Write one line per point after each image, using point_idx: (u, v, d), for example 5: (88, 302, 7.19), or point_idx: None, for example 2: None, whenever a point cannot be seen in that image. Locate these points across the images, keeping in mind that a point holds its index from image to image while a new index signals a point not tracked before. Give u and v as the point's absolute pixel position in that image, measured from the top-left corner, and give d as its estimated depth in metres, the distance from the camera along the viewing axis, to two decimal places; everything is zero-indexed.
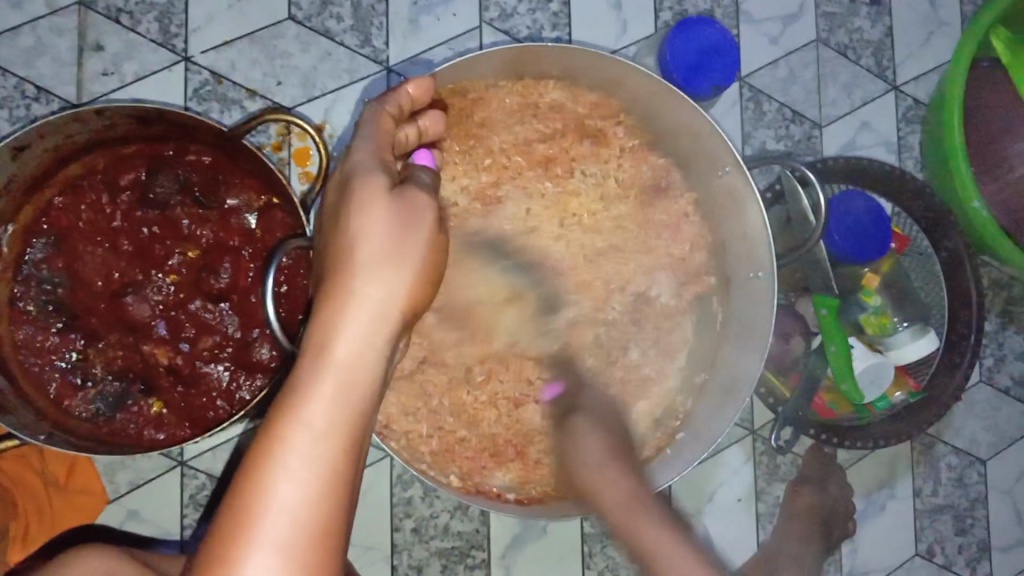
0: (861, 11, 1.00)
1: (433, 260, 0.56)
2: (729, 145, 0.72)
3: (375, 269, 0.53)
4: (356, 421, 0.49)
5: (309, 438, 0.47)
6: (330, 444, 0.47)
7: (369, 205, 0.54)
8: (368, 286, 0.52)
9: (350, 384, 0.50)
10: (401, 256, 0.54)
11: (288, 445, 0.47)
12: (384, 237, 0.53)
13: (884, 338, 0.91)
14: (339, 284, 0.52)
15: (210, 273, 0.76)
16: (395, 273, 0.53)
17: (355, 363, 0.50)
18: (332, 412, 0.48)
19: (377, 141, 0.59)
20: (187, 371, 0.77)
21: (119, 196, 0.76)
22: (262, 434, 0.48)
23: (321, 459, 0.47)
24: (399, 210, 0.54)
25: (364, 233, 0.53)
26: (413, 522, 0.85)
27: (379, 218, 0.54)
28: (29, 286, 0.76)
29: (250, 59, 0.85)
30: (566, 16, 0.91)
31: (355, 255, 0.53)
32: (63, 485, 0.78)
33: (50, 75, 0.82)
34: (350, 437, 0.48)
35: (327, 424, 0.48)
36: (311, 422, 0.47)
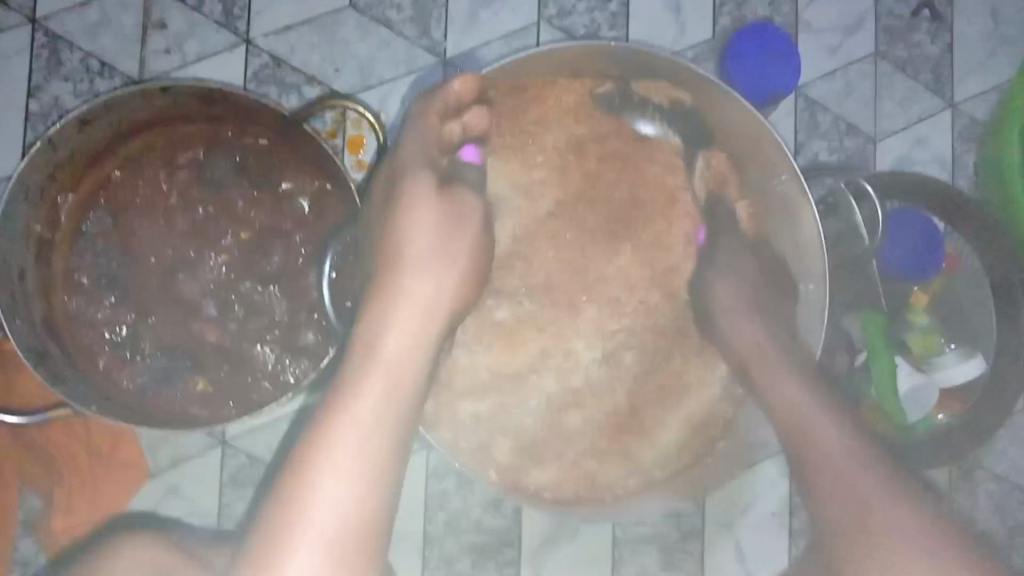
0: (921, 26, 0.99)
1: (467, 268, 0.72)
2: (786, 151, 0.71)
3: (420, 267, 0.69)
4: (399, 393, 0.63)
5: (357, 426, 0.61)
6: (378, 410, 0.62)
7: (418, 216, 0.70)
8: (417, 282, 0.68)
9: (390, 378, 0.63)
10: (439, 266, 0.70)
11: (348, 410, 0.61)
12: (429, 243, 0.70)
13: (930, 359, 0.90)
14: (393, 279, 0.68)
15: (262, 255, 0.77)
16: (438, 273, 0.70)
17: (401, 346, 0.65)
18: (382, 385, 0.63)
19: (423, 145, 0.72)
20: (234, 352, 0.77)
21: (177, 175, 0.77)
22: (318, 423, 0.61)
23: (371, 421, 0.61)
24: (442, 221, 0.71)
25: (413, 238, 0.70)
26: (446, 514, 0.85)
27: (427, 226, 0.70)
28: (84, 258, 0.77)
29: (309, 45, 0.85)
30: (624, 17, 0.91)
31: (405, 256, 0.69)
32: (107, 457, 0.79)
33: (114, 51, 0.83)
34: (394, 405, 0.63)
35: (377, 394, 0.62)
36: (358, 413, 0.61)
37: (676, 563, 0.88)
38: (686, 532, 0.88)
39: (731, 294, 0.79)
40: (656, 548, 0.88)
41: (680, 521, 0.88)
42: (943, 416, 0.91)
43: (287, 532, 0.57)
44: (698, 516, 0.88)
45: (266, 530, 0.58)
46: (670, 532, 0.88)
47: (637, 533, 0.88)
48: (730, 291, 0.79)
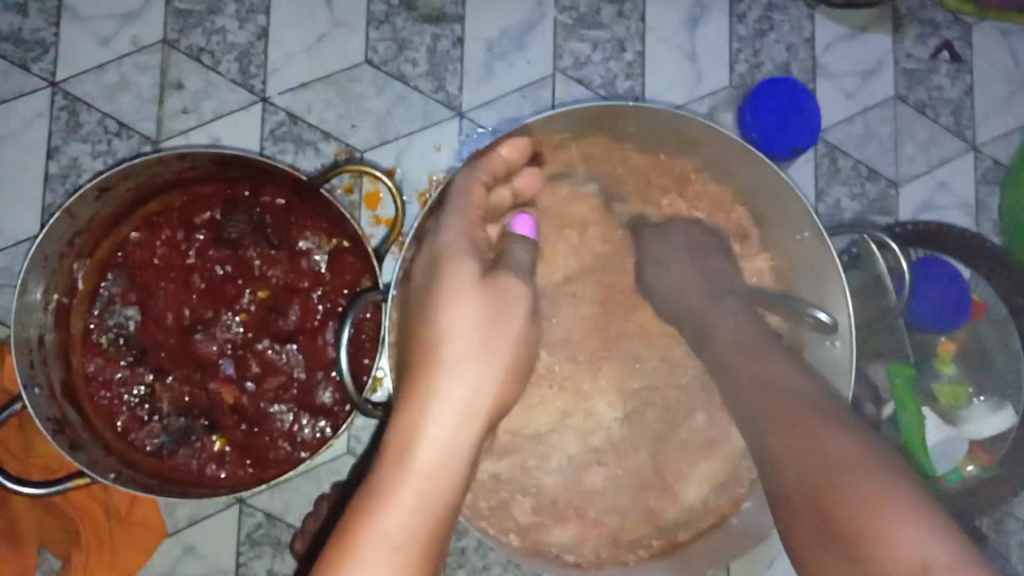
0: (941, 68, 0.98)
1: (514, 361, 0.59)
2: (810, 211, 0.70)
3: (460, 366, 0.55)
4: (430, 536, 0.48)
5: (385, 546, 0.46)
6: (406, 555, 0.46)
7: (462, 301, 0.57)
8: (453, 381, 0.55)
9: (432, 486, 0.50)
10: (488, 356, 0.57)
11: (365, 552, 0.46)
12: (473, 336, 0.56)
13: (959, 411, 0.87)
14: (428, 376, 0.55)
15: (279, 314, 0.77)
16: (481, 370, 0.56)
17: (434, 465, 0.51)
18: (410, 519, 0.48)
19: (467, 218, 0.61)
20: (251, 411, 0.77)
21: (193, 235, 0.77)
22: (339, 532, 0.47)
23: (395, 572, 0.46)
24: (491, 305, 0.58)
25: (455, 327, 0.56)
26: (465, 573, 0.84)
27: (471, 311, 0.57)
28: (102, 320, 0.78)
29: (325, 102, 0.86)
30: (639, 66, 0.91)
31: (443, 353, 0.56)
32: (124, 518, 0.78)
33: (132, 111, 0.84)
34: (424, 553, 0.47)
35: (403, 538, 0.47)
36: (388, 528, 0.47)
37: None
38: None
39: (682, 261, 0.77)
40: None
41: None
42: (972, 467, 0.88)
43: None
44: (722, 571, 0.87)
45: None
46: None
47: None
48: (680, 265, 0.76)
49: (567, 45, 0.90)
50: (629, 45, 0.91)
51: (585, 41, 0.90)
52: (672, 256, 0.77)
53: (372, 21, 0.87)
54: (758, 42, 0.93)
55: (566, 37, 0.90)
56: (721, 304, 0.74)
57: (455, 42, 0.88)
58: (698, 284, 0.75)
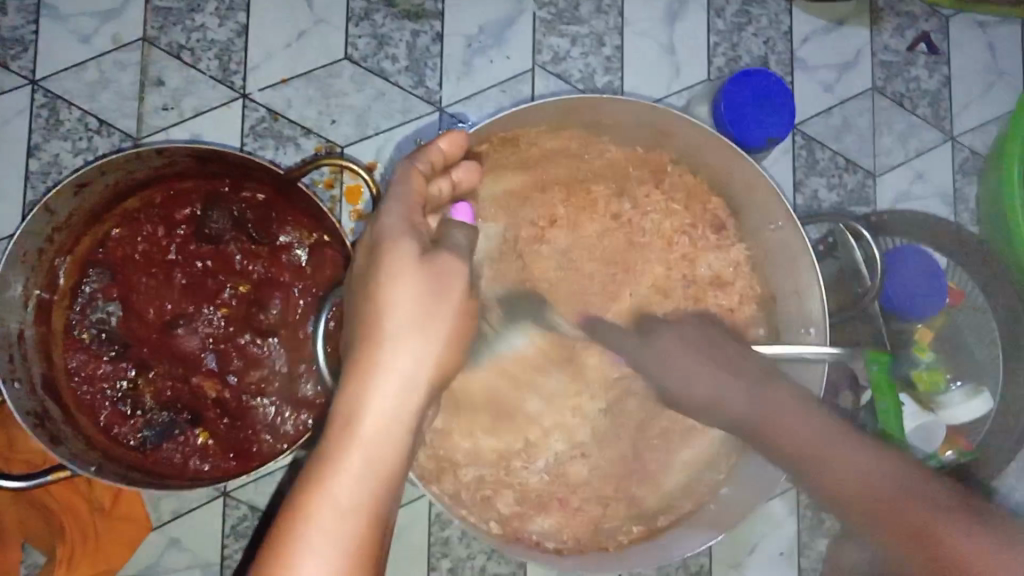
0: (918, 60, 0.99)
1: (461, 331, 0.54)
2: (783, 199, 0.72)
3: (402, 342, 0.51)
4: (376, 513, 0.47)
5: (333, 517, 0.46)
6: (353, 528, 0.46)
7: (398, 275, 0.51)
8: (394, 358, 0.51)
9: (378, 459, 0.49)
10: (429, 329, 0.52)
11: (310, 533, 0.45)
12: (413, 311, 0.51)
13: (936, 397, 0.89)
14: (368, 352, 0.51)
15: (260, 308, 0.78)
16: (425, 343, 0.51)
17: (380, 441, 0.49)
18: (355, 496, 0.47)
19: (408, 202, 0.56)
20: (234, 405, 0.78)
21: (174, 231, 0.78)
22: (288, 504, 0.47)
23: (337, 552, 0.45)
24: (430, 279, 0.52)
25: (392, 302, 0.51)
26: (449, 562, 0.85)
27: (410, 287, 0.51)
28: (84, 315, 0.78)
29: (306, 98, 0.86)
30: (618, 60, 0.92)
31: (383, 327, 0.51)
32: (108, 511, 0.78)
33: (113, 109, 0.84)
34: (370, 530, 0.47)
35: (345, 518, 0.46)
36: (337, 498, 0.47)
37: None
38: None
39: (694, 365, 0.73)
40: None
41: (686, 564, 0.87)
42: (951, 452, 0.89)
43: None
44: (705, 557, 0.87)
45: None
46: None
47: None
48: (725, 389, 0.71)
49: (546, 40, 0.91)
50: (608, 40, 0.92)
51: (564, 36, 0.91)
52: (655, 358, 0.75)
53: (351, 17, 0.88)
54: (736, 36, 0.94)
55: (545, 31, 0.91)
56: (784, 407, 0.69)
57: (434, 38, 0.89)
58: (746, 399, 0.70)
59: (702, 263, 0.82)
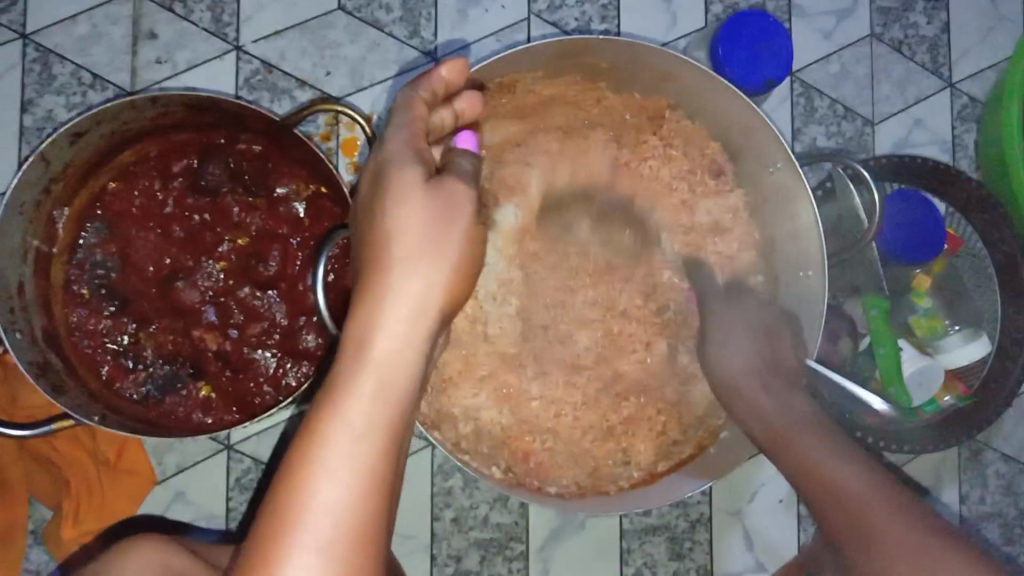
0: (916, 6, 0.98)
1: (468, 256, 0.55)
2: (780, 141, 0.72)
3: (412, 263, 0.52)
4: (394, 425, 0.49)
5: (350, 436, 0.47)
6: (370, 444, 0.47)
7: (405, 202, 0.53)
8: (406, 278, 0.52)
9: (391, 379, 0.49)
10: (438, 252, 0.53)
11: (331, 444, 0.46)
12: (420, 233, 0.53)
13: (935, 341, 0.91)
14: (378, 276, 0.52)
15: (259, 260, 0.77)
16: (435, 264, 0.53)
17: (394, 359, 0.50)
18: (373, 409, 0.48)
19: (412, 128, 0.57)
20: (236, 357, 0.78)
21: (171, 183, 0.77)
22: (304, 426, 0.48)
23: (358, 461, 0.46)
24: (436, 202, 0.53)
25: (401, 228, 0.53)
26: (452, 512, 0.86)
27: (417, 210, 0.53)
28: (83, 270, 0.78)
29: (299, 49, 0.86)
30: (614, 8, 0.91)
31: (392, 251, 0.52)
32: (113, 465, 0.79)
33: (105, 62, 0.84)
34: (389, 442, 0.48)
35: (364, 431, 0.47)
36: (352, 418, 0.48)
37: (685, 554, 0.89)
38: (694, 523, 0.89)
39: (740, 334, 0.78)
40: (664, 539, 0.88)
41: (687, 511, 0.89)
42: (950, 397, 0.90)
43: (280, 552, 0.44)
44: (706, 505, 0.89)
45: (250, 551, 0.45)
46: (677, 524, 0.88)
47: (643, 524, 0.88)
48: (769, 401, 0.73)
49: None
50: None
51: None
52: (752, 361, 0.77)
53: None
54: None
55: None
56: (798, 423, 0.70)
57: None
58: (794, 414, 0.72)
59: (700, 209, 0.82)
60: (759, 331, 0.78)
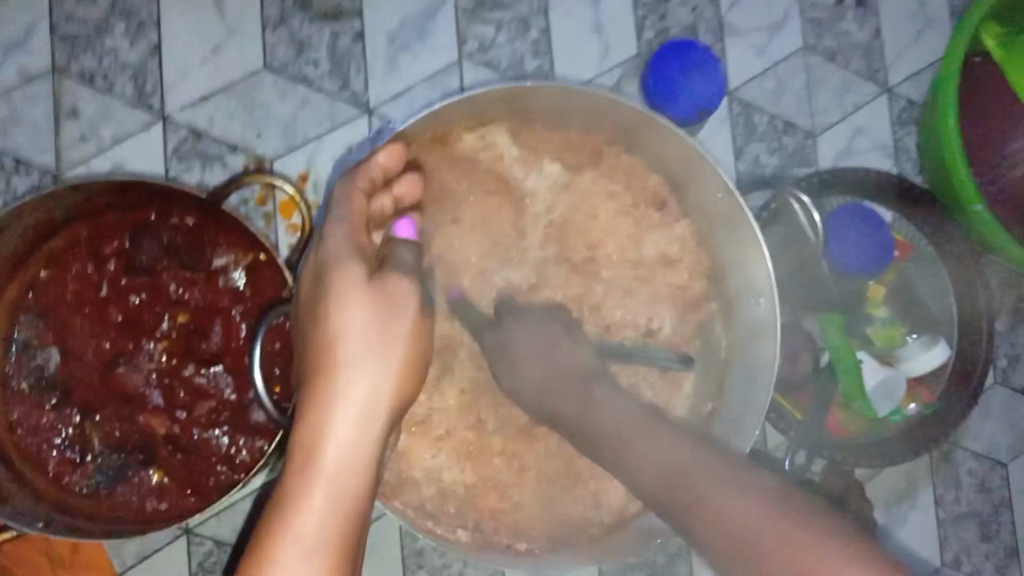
0: (847, 14, 0.98)
1: (416, 351, 0.58)
2: (719, 171, 0.71)
3: (357, 366, 0.55)
4: (345, 532, 0.51)
5: (299, 553, 0.49)
6: (320, 558, 0.49)
7: (347, 304, 0.55)
8: (353, 380, 0.55)
9: (339, 489, 0.52)
10: (384, 351, 0.56)
11: (279, 563, 0.48)
12: (364, 333, 0.55)
13: (894, 350, 0.90)
14: (324, 382, 0.55)
15: (202, 336, 0.76)
16: (382, 363, 0.56)
17: (345, 466, 0.53)
18: (321, 525, 0.50)
19: (350, 223, 0.61)
20: (186, 440, 0.75)
21: (105, 265, 0.75)
22: (256, 543, 0.50)
23: (308, 571, 0.48)
24: (379, 300, 0.56)
25: (344, 330, 0.55)
26: (425, 573, 0.84)
27: (361, 310, 0.56)
28: (21, 364, 0.75)
29: (228, 113, 0.83)
30: (546, 43, 0.90)
31: (336, 355, 0.55)
32: (68, 563, 0.77)
33: (28, 145, 0.81)
34: (339, 550, 0.50)
35: (314, 540, 0.49)
36: (301, 533, 0.49)
37: None
38: (673, 555, 0.88)
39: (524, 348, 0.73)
40: None
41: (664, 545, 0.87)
42: (914, 405, 0.90)
43: None
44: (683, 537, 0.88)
45: None
46: (656, 559, 0.87)
47: (621, 563, 0.87)
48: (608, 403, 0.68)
49: (471, 29, 0.89)
50: (534, 23, 0.90)
51: (488, 23, 0.89)
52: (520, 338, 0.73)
53: (267, 25, 0.85)
54: (663, 6, 0.92)
55: (469, 21, 0.89)
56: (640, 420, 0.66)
57: (355, 37, 0.86)
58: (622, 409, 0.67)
59: (647, 243, 0.81)
60: (543, 358, 0.72)
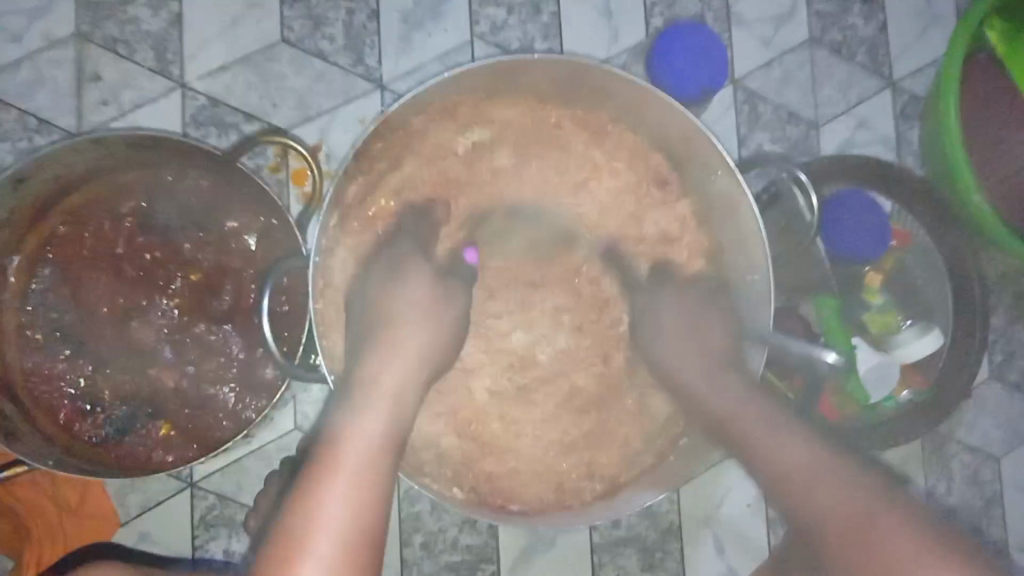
0: (853, 9, 1.00)
1: (456, 331, 0.72)
2: (721, 151, 0.72)
3: (414, 324, 0.68)
4: (395, 446, 0.62)
5: (357, 458, 0.60)
6: (372, 467, 0.60)
7: (415, 275, 0.71)
8: (404, 335, 0.67)
9: (390, 415, 0.63)
10: (434, 320, 0.70)
11: (342, 463, 0.59)
12: (418, 303, 0.70)
13: (889, 337, 0.90)
14: (388, 331, 0.68)
15: (213, 295, 0.78)
16: (429, 328, 0.69)
17: (395, 399, 0.64)
18: (373, 440, 0.61)
19: (418, 238, 0.76)
20: (194, 395, 0.78)
21: (121, 224, 0.78)
22: (323, 447, 0.61)
23: (362, 472, 0.59)
24: (435, 282, 0.72)
25: (407, 295, 0.70)
26: (421, 537, 0.86)
27: (420, 286, 0.71)
28: (37, 315, 0.78)
29: (245, 83, 0.86)
30: (556, 27, 0.92)
31: (398, 314, 0.69)
32: (76, 510, 0.80)
33: (50, 107, 0.84)
34: (389, 455, 0.61)
35: (371, 445, 0.61)
36: (357, 443, 0.61)
37: (657, 565, 0.89)
38: (664, 532, 0.89)
39: (666, 329, 0.78)
40: (635, 551, 0.89)
41: (656, 521, 0.89)
42: (907, 392, 0.92)
43: (299, 537, 0.56)
44: (674, 514, 0.89)
45: (274, 537, 0.57)
46: (648, 535, 0.89)
47: (613, 536, 0.88)
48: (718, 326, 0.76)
49: (483, 10, 0.91)
50: (545, 6, 0.92)
51: (500, 5, 0.91)
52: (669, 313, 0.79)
53: None
54: None
55: (481, 2, 0.91)
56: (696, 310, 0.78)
57: (370, 15, 0.89)
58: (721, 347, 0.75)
59: (648, 221, 0.83)
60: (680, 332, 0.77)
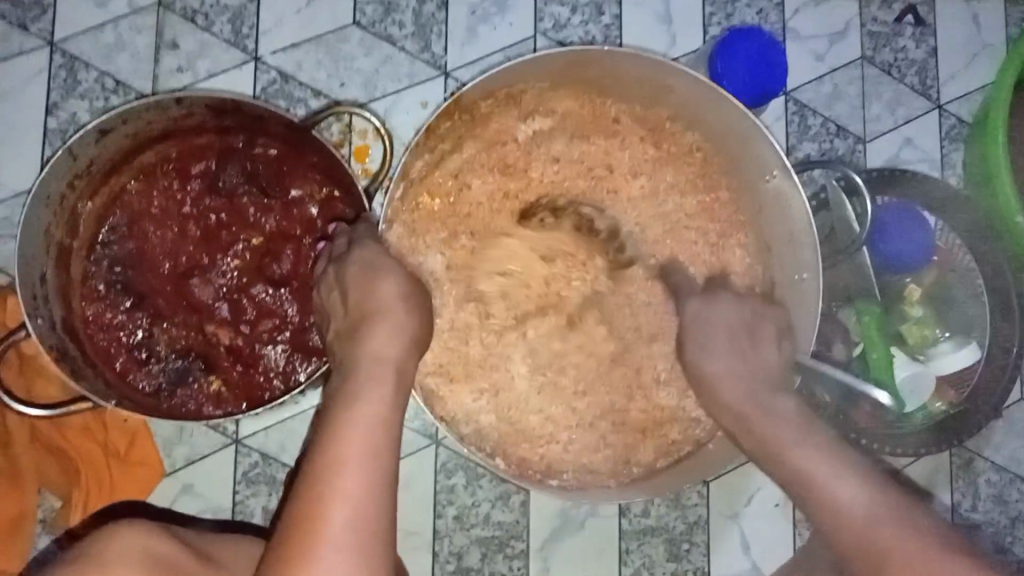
0: (906, 31, 1.02)
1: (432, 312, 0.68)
2: (778, 150, 0.75)
3: (395, 313, 0.63)
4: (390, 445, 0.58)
5: (358, 467, 0.56)
6: (374, 472, 0.56)
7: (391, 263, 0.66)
8: (377, 341, 0.62)
9: (383, 418, 0.59)
10: (415, 306, 0.65)
11: (343, 475, 0.55)
12: (401, 298, 0.64)
13: (926, 349, 0.93)
14: (367, 328, 0.62)
15: (273, 260, 0.80)
16: (413, 315, 0.64)
17: (384, 400, 0.60)
18: (369, 447, 0.57)
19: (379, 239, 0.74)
20: (247, 352, 0.80)
21: (189, 184, 0.81)
22: (316, 461, 0.57)
23: (364, 481, 0.56)
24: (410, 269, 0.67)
25: (386, 288, 0.64)
26: (454, 510, 0.88)
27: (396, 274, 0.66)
28: (101, 266, 0.81)
29: (315, 61, 0.89)
30: (617, 28, 0.95)
31: (376, 308, 0.63)
32: (124, 455, 0.83)
33: (128, 70, 0.87)
34: (385, 456, 0.57)
35: (367, 452, 0.57)
36: (352, 451, 0.56)
37: (682, 556, 0.90)
38: (691, 525, 0.90)
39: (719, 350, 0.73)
40: (662, 541, 0.90)
41: (685, 513, 0.90)
42: (941, 404, 0.93)
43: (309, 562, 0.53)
44: (702, 508, 0.90)
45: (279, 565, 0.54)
46: (675, 525, 0.90)
47: (641, 525, 0.90)
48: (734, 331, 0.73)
49: (548, 8, 0.94)
50: (607, 8, 0.95)
51: (564, 4, 0.94)
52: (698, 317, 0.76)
53: None
54: (730, 5, 0.97)
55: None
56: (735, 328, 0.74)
57: (439, 5, 0.92)
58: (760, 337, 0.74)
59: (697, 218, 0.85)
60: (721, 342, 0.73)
